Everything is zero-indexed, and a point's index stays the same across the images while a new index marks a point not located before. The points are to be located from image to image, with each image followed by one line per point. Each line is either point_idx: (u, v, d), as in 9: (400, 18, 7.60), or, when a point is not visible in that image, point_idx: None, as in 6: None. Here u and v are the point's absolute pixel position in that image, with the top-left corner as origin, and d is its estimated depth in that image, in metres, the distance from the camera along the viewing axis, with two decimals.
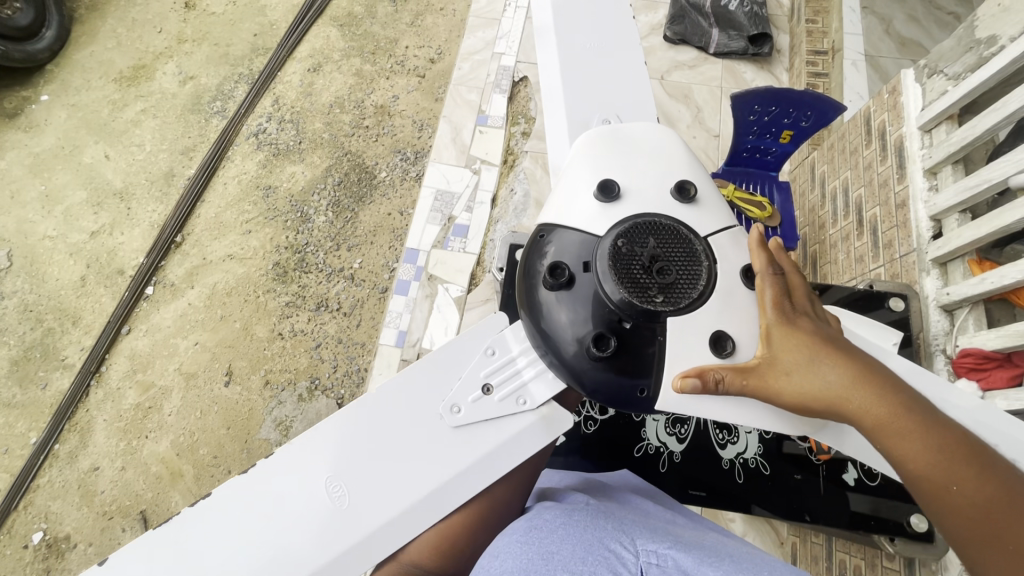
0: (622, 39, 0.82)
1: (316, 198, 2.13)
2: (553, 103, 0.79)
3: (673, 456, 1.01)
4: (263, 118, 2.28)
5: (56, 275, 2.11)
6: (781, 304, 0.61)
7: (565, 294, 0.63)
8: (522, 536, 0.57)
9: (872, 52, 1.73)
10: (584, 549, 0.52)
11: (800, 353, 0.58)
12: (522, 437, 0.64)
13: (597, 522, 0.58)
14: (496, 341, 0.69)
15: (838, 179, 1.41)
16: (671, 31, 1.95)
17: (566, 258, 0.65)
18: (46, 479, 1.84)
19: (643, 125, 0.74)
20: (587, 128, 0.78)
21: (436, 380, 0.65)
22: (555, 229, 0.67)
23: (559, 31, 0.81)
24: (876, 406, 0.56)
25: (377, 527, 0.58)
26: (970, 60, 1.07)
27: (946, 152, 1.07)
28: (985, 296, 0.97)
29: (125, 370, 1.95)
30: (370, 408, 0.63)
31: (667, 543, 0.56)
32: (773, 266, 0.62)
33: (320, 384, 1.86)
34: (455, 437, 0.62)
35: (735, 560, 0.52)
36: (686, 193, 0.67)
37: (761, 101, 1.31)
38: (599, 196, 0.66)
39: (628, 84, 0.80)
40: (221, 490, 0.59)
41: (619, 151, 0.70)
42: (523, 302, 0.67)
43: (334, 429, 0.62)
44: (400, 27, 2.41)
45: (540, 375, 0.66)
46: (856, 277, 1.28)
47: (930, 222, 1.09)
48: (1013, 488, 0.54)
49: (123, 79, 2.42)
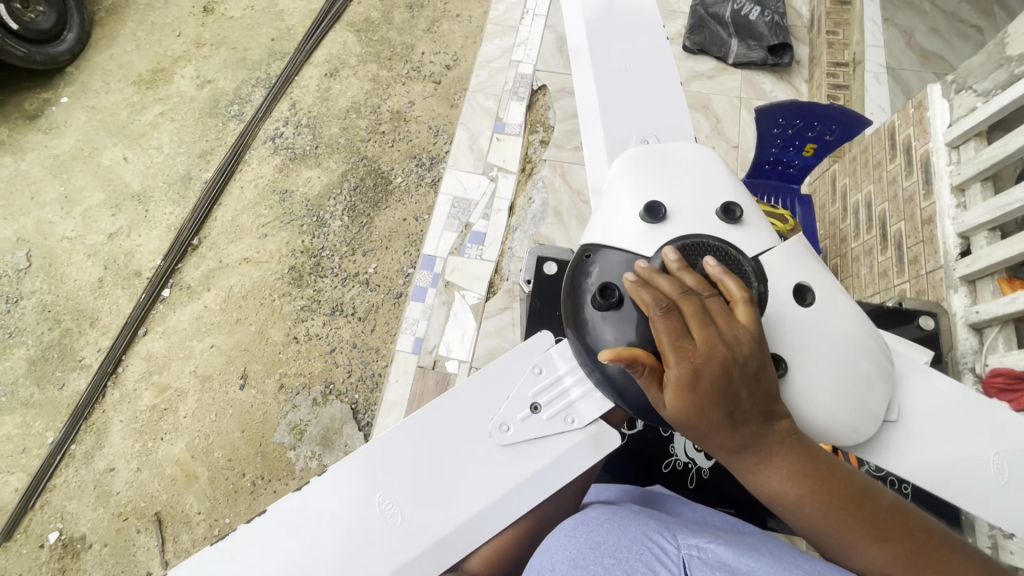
0: (656, 59, 0.83)
1: (332, 203, 2.14)
2: (590, 122, 0.79)
3: (702, 473, 1.00)
4: (280, 123, 2.30)
5: (74, 276, 2.13)
6: (670, 341, 0.55)
7: (612, 314, 0.62)
8: (568, 530, 0.56)
9: (893, 65, 1.73)
10: (629, 539, 0.52)
11: (683, 398, 0.55)
12: (568, 456, 0.64)
13: (640, 517, 0.57)
14: (543, 360, 0.69)
15: (860, 192, 1.41)
16: (690, 41, 1.96)
17: (613, 278, 0.65)
18: (62, 479, 1.86)
19: (681, 145, 0.74)
20: (624, 147, 0.78)
21: (484, 398, 0.66)
22: (598, 250, 0.68)
23: (595, 50, 0.82)
24: (732, 444, 0.57)
25: (430, 544, 0.59)
26: (1001, 77, 1.07)
27: (976, 169, 1.06)
28: (1016, 316, 0.97)
29: (141, 372, 1.96)
30: (420, 426, 0.63)
31: (710, 536, 0.54)
32: (656, 308, 0.56)
33: (335, 388, 1.87)
34: (505, 456, 0.63)
35: (777, 556, 0.51)
36: (731, 214, 0.67)
37: (785, 114, 1.31)
38: (644, 216, 0.66)
39: (664, 100, 0.81)
40: (277, 509, 0.60)
41: (662, 171, 0.70)
42: (568, 319, 0.67)
43: (386, 448, 0.62)
44: (416, 33, 2.43)
45: (587, 395, 0.66)
46: (879, 293, 1.28)
47: (958, 239, 1.09)
48: (861, 511, 0.56)
49: (142, 81, 2.44)
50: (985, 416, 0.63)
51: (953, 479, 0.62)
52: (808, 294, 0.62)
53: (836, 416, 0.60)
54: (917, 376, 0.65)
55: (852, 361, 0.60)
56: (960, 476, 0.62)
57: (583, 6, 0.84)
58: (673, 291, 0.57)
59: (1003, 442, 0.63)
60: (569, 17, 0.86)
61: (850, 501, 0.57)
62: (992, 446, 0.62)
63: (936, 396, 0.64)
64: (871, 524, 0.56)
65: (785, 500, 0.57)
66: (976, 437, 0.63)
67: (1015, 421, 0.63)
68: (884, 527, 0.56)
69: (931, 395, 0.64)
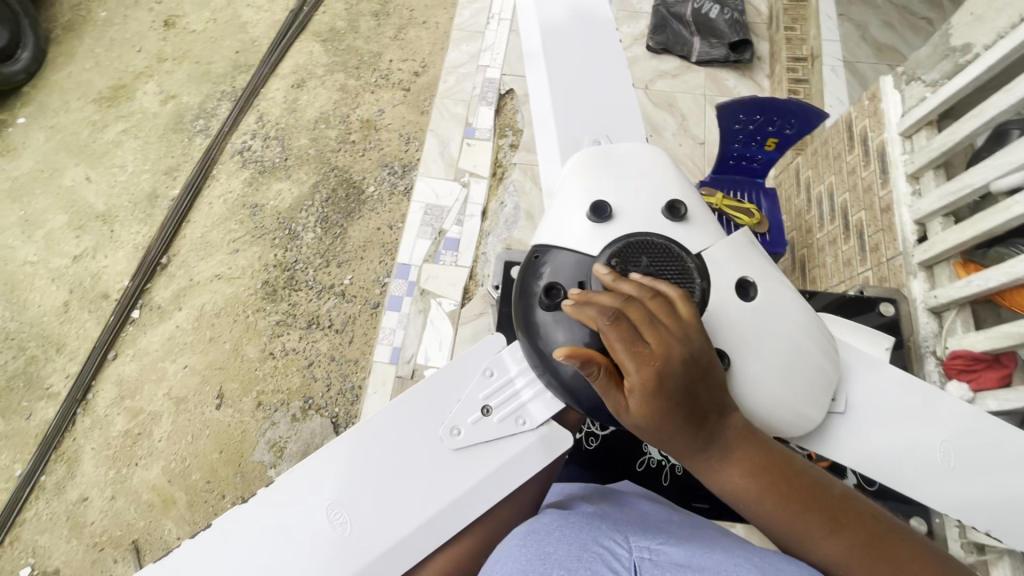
0: (608, 60, 0.83)
1: (303, 215, 2.11)
2: (543, 124, 0.79)
3: (675, 469, 1.01)
4: (247, 136, 2.27)
5: (38, 302, 2.06)
6: (625, 343, 0.54)
7: (561, 314, 0.62)
8: (520, 540, 0.55)
9: (850, 58, 1.78)
10: (579, 547, 0.51)
11: (647, 401, 0.54)
12: (521, 458, 0.63)
13: (592, 523, 0.57)
14: (494, 362, 0.69)
15: (823, 184, 1.43)
16: (653, 41, 1.98)
17: (562, 279, 0.65)
18: (32, 512, 1.79)
19: (630, 144, 0.74)
20: (577, 149, 0.78)
21: (435, 402, 0.65)
22: (549, 250, 0.68)
23: (547, 52, 0.82)
24: (690, 442, 0.57)
25: (383, 550, 0.58)
26: (947, 68, 1.10)
27: (928, 157, 1.09)
28: (971, 298, 0.99)
29: (113, 397, 1.91)
30: (369, 433, 0.62)
31: (661, 538, 0.55)
32: (604, 316, 0.54)
33: (314, 403, 1.84)
34: (456, 459, 0.62)
35: (731, 553, 0.52)
36: (676, 211, 0.67)
37: (745, 110, 1.33)
38: (590, 216, 0.66)
39: (616, 101, 0.81)
40: (227, 521, 0.59)
41: (611, 170, 0.71)
42: (519, 322, 0.67)
43: (334, 457, 0.61)
44: (383, 41, 2.41)
45: (539, 395, 0.66)
46: (844, 281, 1.31)
47: (915, 226, 1.12)
48: (814, 504, 0.57)
49: (102, 99, 2.38)
50: (931, 402, 0.65)
51: (901, 465, 0.63)
52: (750, 288, 0.63)
53: (781, 407, 0.61)
54: (863, 366, 0.66)
55: (795, 351, 0.61)
56: (910, 464, 0.62)
57: (537, 9, 0.85)
58: (615, 301, 0.56)
59: (949, 428, 0.64)
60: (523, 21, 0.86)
61: (805, 494, 0.57)
62: (939, 436, 0.64)
63: (883, 385, 0.66)
64: (828, 517, 0.56)
65: (746, 498, 0.58)
66: (922, 423, 0.64)
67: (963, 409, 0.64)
68: (837, 519, 0.56)
69: (879, 386, 0.65)
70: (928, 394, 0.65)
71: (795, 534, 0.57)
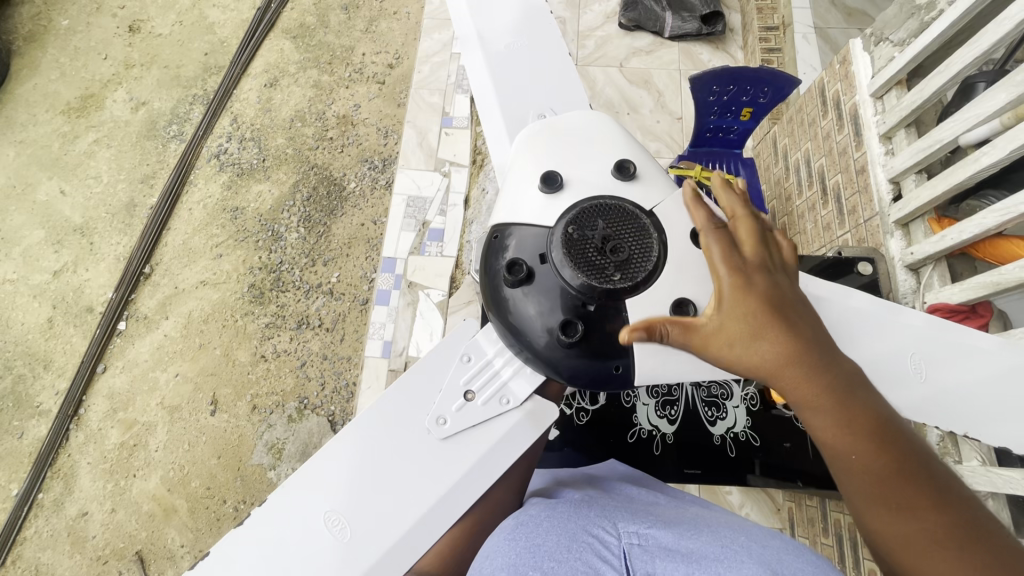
0: (542, 33, 0.82)
1: (286, 215, 2.09)
2: (487, 108, 0.79)
3: (666, 438, 1.03)
4: (223, 139, 2.23)
5: (21, 319, 2.03)
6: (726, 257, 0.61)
7: (529, 288, 0.64)
8: (509, 533, 0.56)
9: (820, 25, 1.79)
10: (568, 538, 0.52)
11: (741, 313, 0.58)
12: (511, 437, 0.64)
13: (581, 512, 0.58)
14: (470, 347, 0.69)
15: (799, 151, 1.44)
16: (625, 18, 1.96)
17: (524, 253, 0.65)
18: (33, 530, 1.78)
19: (572, 112, 0.75)
20: (525, 125, 0.78)
21: (417, 395, 0.65)
22: (508, 228, 0.68)
23: (481, 35, 0.81)
24: (807, 381, 0.56)
25: (387, 548, 0.58)
26: (913, 26, 1.11)
27: (899, 117, 1.10)
28: (947, 252, 1.01)
29: (105, 410, 1.89)
30: (356, 438, 0.62)
31: (648, 522, 0.56)
32: (714, 223, 0.63)
33: (309, 403, 1.84)
34: (446, 449, 0.62)
35: (719, 534, 0.53)
36: (625, 170, 0.68)
37: (718, 81, 1.33)
38: (543, 187, 0.67)
39: (556, 74, 0.81)
40: (224, 547, 0.59)
41: (557, 140, 0.71)
42: (489, 302, 0.68)
43: (324, 467, 0.61)
44: (354, 34, 2.38)
45: (519, 372, 0.67)
46: (825, 246, 1.32)
47: (890, 185, 1.13)
48: (916, 469, 0.55)
49: (71, 110, 2.33)
50: (958, 342, 0.64)
51: (934, 411, 0.63)
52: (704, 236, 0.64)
53: None
54: (886, 318, 0.65)
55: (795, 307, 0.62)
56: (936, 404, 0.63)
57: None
58: (738, 210, 0.65)
59: (975, 365, 0.63)
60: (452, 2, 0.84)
61: (910, 457, 0.55)
62: (963, 372, 0.63)
63: (907, 333, 0.64)
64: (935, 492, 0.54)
65: (853, 451, 0.55)
66: (945, 362, 0.63)
67: (989, 341, 0.64)
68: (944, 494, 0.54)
69: (902, 328, 0.64)
70: (956, 336, 0.64)
71: (892, 506, 0.54)
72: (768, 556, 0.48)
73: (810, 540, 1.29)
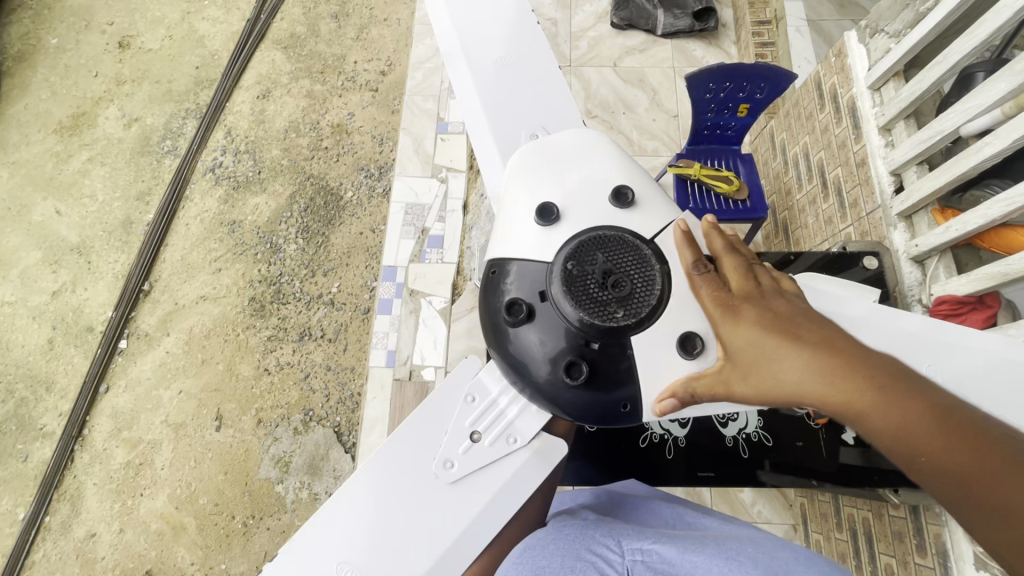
0: (529, 45, 0.81)
1: (283, 227, 2.08)
2: (478, 127, 0.78)
3: (678, 441, 1.02)
4: (217, 152, 2.22)
5: (21, 342, 2.02)
6: (716, 293, 0.59)
7: (531, 326, 0.63)
8: (517, 557, 0.55)
9: (813, 17, 1.79)
10: (572, 558, 0.52)
11: (745, 342, 0.55)
12: (520, 475, 0.64)
13: (586, 532, 0.57)
14: (474, 386, 0.68)
15: (797, 145, 1.44)
16: (618, 17, 1.96)
17: (523, 291, 0.64)
18: (41, 554, 1.77)
19: (566, 134, 0.73)
20: (517, 146, 0.78)
21: (423, 438, 0.65)
22: (506, 261, 0.67)
23: (467, 53, 0.80)
24: (833, 389, 0.50)
25: None
26: (908, 17, 1.10)
27: (898, 109, 1.10)
28: (951, 244, 1.00)
29: (109, 430, 1.88)
30: (364, 487, 0.61)
31: (654, 538, 0.55)
32: (699, 263, 0.60)
33: (315, 415, 1.83)
34: (455, 493, 0.62)
35: (722, 547, 0.51)
36: (623, 198, 0.67)
37: (714, 78, 1.32)
38: (539, 221, 0.66)
39: (545, 88, 0.80)
40: None
41: (551, 167, 0.70)
42: (492, 342, 0.67)
43: (335, 520, 0.60)
44: (346, 42, 2.37)
45: (525, 411, 0.67)
46: (827, 239, 1.32)
47: (892, 177, 1.12)
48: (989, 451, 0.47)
49: (63, 129, 2.32)
50: (955, 342, 0.60)
51: None
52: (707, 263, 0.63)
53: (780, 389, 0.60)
54: (880, 323, 0.61)
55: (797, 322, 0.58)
56: None
57: (450, 9, 0.82)
58: (722, 246, 0.61)
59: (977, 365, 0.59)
60: (437, 21, 0.83)
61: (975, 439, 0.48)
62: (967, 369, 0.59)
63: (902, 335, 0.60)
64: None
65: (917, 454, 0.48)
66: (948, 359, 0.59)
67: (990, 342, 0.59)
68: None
69: (898, 330, 0.61)
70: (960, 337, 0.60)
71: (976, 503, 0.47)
72: (774, 567, 0.47)
73: (823, 535, 1.29)
